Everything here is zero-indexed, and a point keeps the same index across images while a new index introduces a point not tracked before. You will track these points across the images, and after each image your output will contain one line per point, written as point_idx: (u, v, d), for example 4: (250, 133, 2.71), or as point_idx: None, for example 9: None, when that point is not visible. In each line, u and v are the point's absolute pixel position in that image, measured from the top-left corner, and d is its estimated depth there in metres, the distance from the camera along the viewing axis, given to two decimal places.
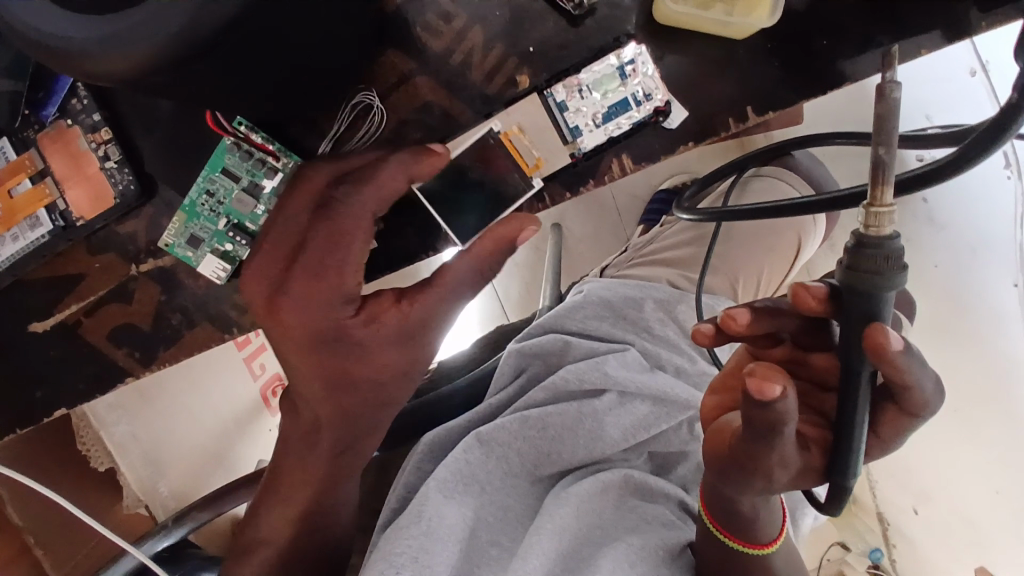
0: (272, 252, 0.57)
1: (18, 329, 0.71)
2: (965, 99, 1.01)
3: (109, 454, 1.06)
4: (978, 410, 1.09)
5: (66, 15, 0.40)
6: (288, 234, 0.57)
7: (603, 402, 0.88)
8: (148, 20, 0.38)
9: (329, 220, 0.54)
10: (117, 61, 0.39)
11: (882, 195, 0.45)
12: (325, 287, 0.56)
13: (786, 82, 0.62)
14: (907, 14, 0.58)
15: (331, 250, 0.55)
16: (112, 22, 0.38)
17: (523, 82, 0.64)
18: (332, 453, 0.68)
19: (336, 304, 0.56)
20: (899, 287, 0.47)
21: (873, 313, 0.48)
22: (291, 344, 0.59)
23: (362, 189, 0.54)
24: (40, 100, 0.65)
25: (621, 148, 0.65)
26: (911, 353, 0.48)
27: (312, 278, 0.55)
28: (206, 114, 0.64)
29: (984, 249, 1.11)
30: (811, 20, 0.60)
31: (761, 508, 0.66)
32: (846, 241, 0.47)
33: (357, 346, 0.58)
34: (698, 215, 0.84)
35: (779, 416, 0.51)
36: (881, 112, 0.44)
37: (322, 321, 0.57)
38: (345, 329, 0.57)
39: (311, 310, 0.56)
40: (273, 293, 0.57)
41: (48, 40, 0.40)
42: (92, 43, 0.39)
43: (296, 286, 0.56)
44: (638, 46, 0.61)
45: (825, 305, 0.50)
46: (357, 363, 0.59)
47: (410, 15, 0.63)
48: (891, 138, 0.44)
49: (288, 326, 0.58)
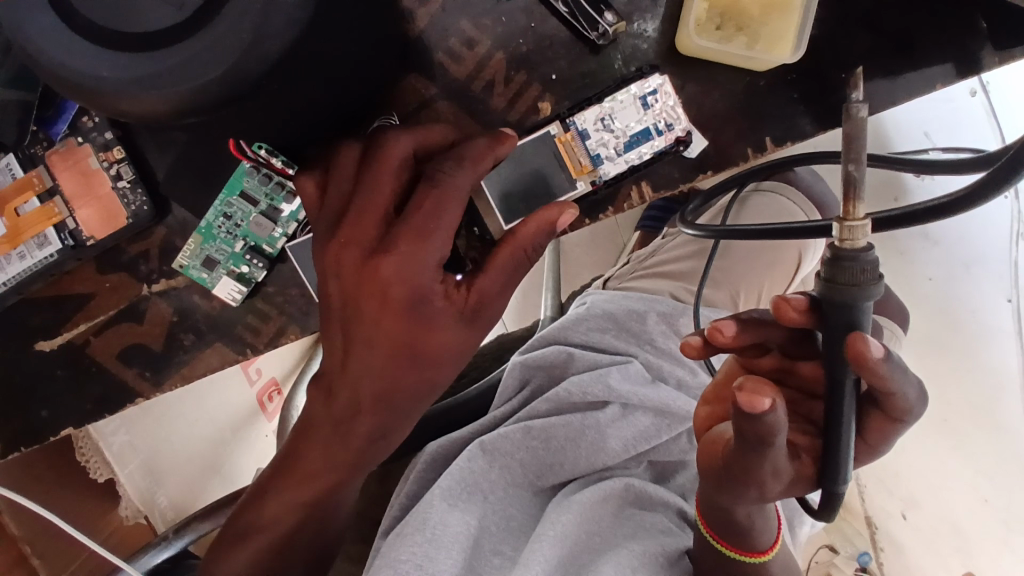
0: (365, 216, 0.54)
1: (27, 347, 0.73)
2: (967, 121, 1.02)
3: (109, 464, 1.02)
4: (973, 427, 1.06)
5: (95, 51, 0.40)
6: (373, 211, 0.54)
7: (606, 414, 0.86)
8: (187, 64, 0.39)
9: (434, 187, 0.53)
10: (155, 102, 0.41)
11: (855, 210, 0.44)
12: (424, 249, 0.53)
13: (804, 113, 0.64)
14: (924, 48, 0.61)
15: (434, 212, 0.53)
16: (148, 62, 0.40)
17: (545, 109, 0.65)
18: (367, 441, 0.64)
19: (428, 268, 0.54)
20: (879, 298, 0.47)
21: (854, 323, 0.48)
22: (370, 308, 0.55)
23: (466, 164, 0.55)
24: (50, 117, 0.65)
25: (641, 176, 0.65)
26: (893, 362, 0.49)
27: (413, 237, 0.53)
28: (228, 139, 0.59)
29: (980, 266, 1.07)
30: (830, 54, 0.62)
31: (757, 517, 0.63)
32: (823, 255, 0.47)
33: (431, 319, 0.56)
34: (705, 231, 0.83)
35: (771, 428, 0.49)
36: (850, 131, 0.42)
37: (412, 282, 0.54)
38: (428, 295, 0.55)
39: (406, 271, 0.53)
40: (370, 252, 0.54)
41: (76, 77, 0.41)
42: (128, 84, 0.40)
43: (396, 246, 0.53)
44: (661, 77, 0.63)
45: (807, 315, 0.51)
46: (427, 336, 0.56)
47: (432, 41, 0.65)
48: (863, 155, 0.42)
49: (378, 286, 0.54)
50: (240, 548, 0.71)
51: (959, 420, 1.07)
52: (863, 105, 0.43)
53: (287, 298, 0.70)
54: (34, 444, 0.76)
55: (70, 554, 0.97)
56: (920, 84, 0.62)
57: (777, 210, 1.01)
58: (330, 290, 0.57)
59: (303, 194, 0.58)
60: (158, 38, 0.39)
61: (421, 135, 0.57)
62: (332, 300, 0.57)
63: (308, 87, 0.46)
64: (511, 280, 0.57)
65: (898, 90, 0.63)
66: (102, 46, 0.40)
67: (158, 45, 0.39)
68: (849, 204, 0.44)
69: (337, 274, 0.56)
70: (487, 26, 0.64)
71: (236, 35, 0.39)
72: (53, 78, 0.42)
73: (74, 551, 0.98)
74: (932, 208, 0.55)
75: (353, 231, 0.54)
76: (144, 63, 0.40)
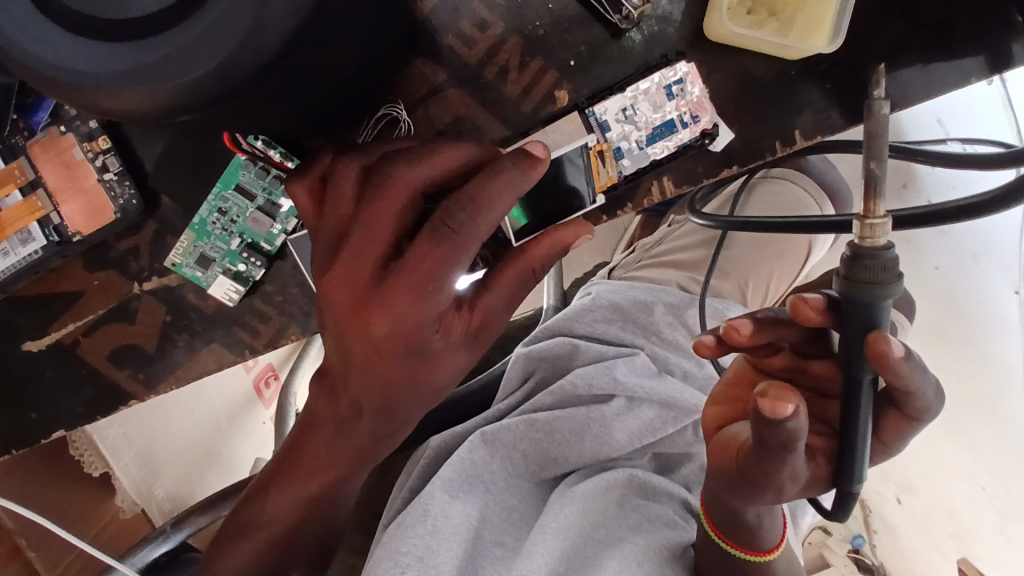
0: (360, 258, 0.51)
1: (12, 346, 0.70)
2: (985, 111, 0.98)
3: (104, 458, 0.96)
4: (971, 414, 0.99)
5: (77, 42, 0.37)
6: (370, 251, 0.51)
7: (611, 407, 0.83)
8: (177, 57, 0.36)
9: (440, 240, 0.49)
10: (140, 100, 0.37)
11: (874, 207, 0.43)
12: (419, 301, 0.51)
13: (833, 104, 0.61)
14: (961, 38, 0.58)
15: (431, 270, 0.49)
16: (133, 54, 0.37)
17: (561, 98, 0.62)
18: (371, 438, 0.62)
19: (424, 319, 0.52)
20: (898, 296, 0.44)
21: (873, 322, 0.45)
22: (363, 350, 0.54)
23: (479, 214, 0.49)
24: (32, 104, 0.61)
25: (662, 171, 0.63)
26: (915, 361, 0.46)
27: (408, 293, 0.50)
28: (221, 135, 0.58)
29: (988, 257, 1.01)
30: (863, 44, 0.59)
31: (766, 516, 0.61)
32: (843, 252, 0.44)
33: (428, 355, 0.55)
34: (714, 221, 0.79)
35: (792, 435, 0.47)
36: (870, 129, 0.44)
37: (406, 332, 0.52)
38: (425, 337, 0.53)
39: (400, 322, 0.52)
40: (365, 297, 0.51)
41: (52, 72, 0.38)
42: (110, 79, 0.37)
43: (390, 299, 0.51)
44: (688, 64, 0.60)
45: (824, 315, 0.48)
46: (423, 369, 0.56)
47: (441, 24, 0.61)
48: (882, 152, 0.43)
49: (371, 334, 0.52)
50: (240, 546, 0.70)
51: (956, 408, 1.00)
52: (884, 105, 0.44)
53: (287, 297, 0.68)
54: (26, 446, 0.73)
55: (62, 548, 0.94)
56: (954, 78, 0.59)
57: (790, 198, 0.98)
58: (328, 319, 0.55)
59: (296, 200, 0.55)
60: (146, 26, 0.37)
61: (432, 161, 0.50)
62: (330, 329, 0.55)
63: (310, 80, 0.43)
64: (515, 298, 0.55)
65: (933, 82, 0.60)
66: (85, 37, 0.37)
67: (144, 32, 0.37)
68: (869, 200, 0.42)
69: (333, 312, 0.53)
70: (500, 6, 0.60)
71: (232, 24, 0.36)
72: (20, 64, 0.38)
73: (64, 549, 0.94)
74: (961, 208, 0.53)
75: (345, 274, 0.52)
76: (129, 54, 0.37)
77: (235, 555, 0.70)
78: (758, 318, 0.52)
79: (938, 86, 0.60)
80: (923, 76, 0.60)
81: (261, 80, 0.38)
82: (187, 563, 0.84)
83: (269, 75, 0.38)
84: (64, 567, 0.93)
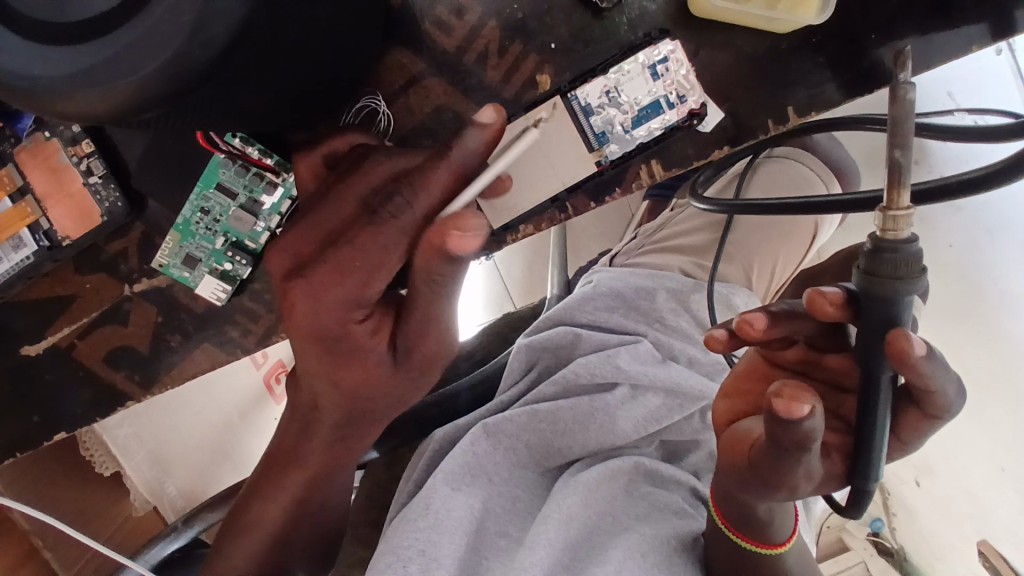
0: (310, 232, 0.55)
1: (10, 352, 0.71)
2: (996, 81, 0.94)
3: (115, 458, 1.04)
4: (987, 394, 0.95)
5: (33, 47, 0.37)
6: (324, 226, 0.55)
7: (615, 396, 0.82)
8: (128, 54, 0.36)
9: (374, 220, 0.53)
10: (94, 101, 0.37)
11: (898, 198, 0.39)
12: (341, 283, 0.54)
13: (826, 78, 0.59)
14: (963, 5, 0.56)
15: (368, 251, 0.53)
16: (85, 56, 0.36)
17: (543, 82, 0.61)
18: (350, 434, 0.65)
19: (342, 303, 0.55)
20: (921, 291, 0.42)
21: (892, 319, 0.43)
22: (302, 331, 0.57)
23: (417, 195, 0.53)
24: (14, 111, 0.62)
25: (651, 154, 0.62)
26: (937, 358, 0.44)
27: (333, 271, 0.54)
28: (195, 134, 0.60)
29: (1007, 231, 0.97)
30: (857, 14, 0.57)
31: (777, 510, 0.59)
32: (862, 245, 0.42)
33: (358, 346, 0.57)
34: (716, 206, 0.76)
35: (807, 436, 0.45)
36: (895, 113, 0.39)
37: (328, 319, 0.56)
38: (349, 329, 0.56)
39: (317, 304, 0.55)
40: (294, 271, 0.56)
41: (10, 79, 0.38)
42: (65, 80, 0.37)
43: (314, 274, 0.54)
44: (672, 42, 0.58)
45: (842, 310, 0.46)
46: (349, 364, 0.59)
47: (417, 10, 0.60)
48: (909, 137, 0.39)
49: (298, 313, 0.56)
50: (239, 543, 0.70)
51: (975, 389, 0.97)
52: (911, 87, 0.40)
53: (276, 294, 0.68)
54: (30, 449, 0.74)
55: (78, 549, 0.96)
56: (957, 46, 0.57)
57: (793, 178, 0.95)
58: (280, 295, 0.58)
59: (298, 175, 0.60)
60: (96, 26, 0.36)
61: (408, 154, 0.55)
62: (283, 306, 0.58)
63: (273, 75, 0.43)
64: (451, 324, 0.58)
65: (934, 52, 0.57)
66: (39, 42, 0.37)
67: (96, 31, 0.36)
68: (893, 191, 0.39)
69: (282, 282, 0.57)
70: None
71: (178, 19, 0.35)
72: None
73: (79, 549, 0.96)
74: (967, 182, 0.50)
75: (284, 251, 0.56)
76: (79, 56, 0.36)
77: (236, 556, 0.70)
78: (772, 311, 0.50)
79: (936, 56, 0.57)
80: (923, 47, 0.57)
81: (214, 75, 0.38)
82: (197, 560, 0.85)
83: (223, 69, 0.38)
84: (80, 567, 0.95)
